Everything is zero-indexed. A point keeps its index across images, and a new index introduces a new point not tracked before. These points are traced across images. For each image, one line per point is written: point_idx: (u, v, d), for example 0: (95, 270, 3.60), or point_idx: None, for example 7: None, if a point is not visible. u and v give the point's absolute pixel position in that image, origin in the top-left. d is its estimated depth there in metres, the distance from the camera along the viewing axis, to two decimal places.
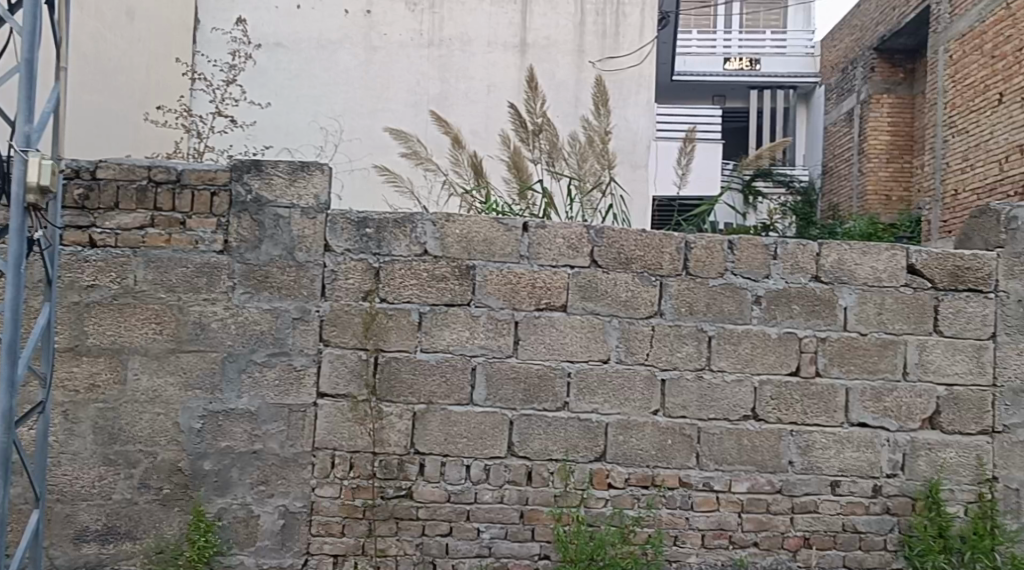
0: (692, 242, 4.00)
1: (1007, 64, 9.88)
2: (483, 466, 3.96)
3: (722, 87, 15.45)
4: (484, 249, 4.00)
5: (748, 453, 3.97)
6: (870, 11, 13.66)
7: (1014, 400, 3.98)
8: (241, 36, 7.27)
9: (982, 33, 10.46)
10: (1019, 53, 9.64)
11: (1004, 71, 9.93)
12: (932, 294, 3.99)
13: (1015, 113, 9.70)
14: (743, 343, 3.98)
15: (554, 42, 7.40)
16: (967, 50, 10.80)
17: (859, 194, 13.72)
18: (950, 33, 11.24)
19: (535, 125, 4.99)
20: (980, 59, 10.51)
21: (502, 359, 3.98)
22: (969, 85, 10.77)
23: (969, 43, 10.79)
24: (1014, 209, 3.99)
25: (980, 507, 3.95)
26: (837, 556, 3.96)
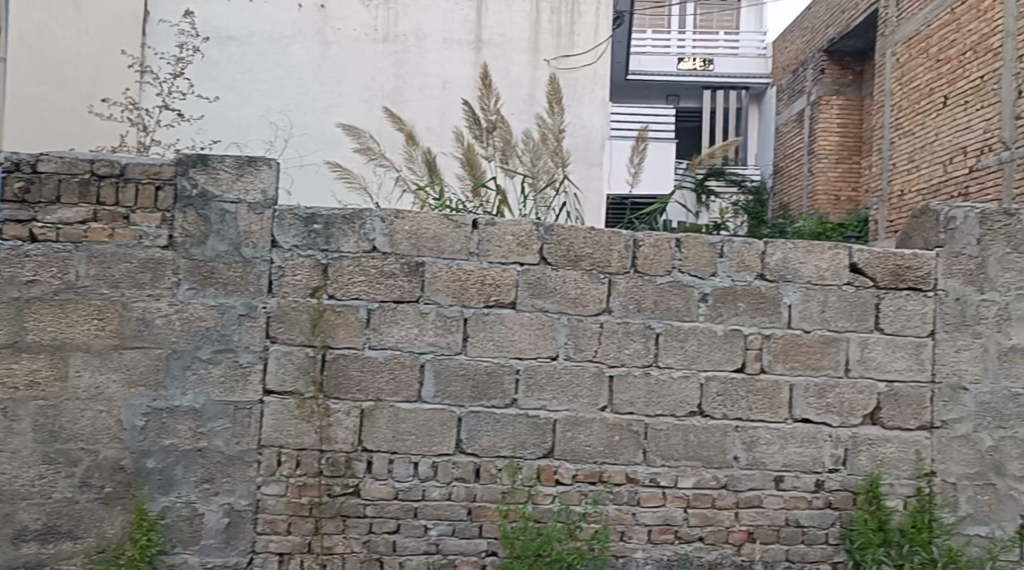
0: (640, 241, 4.03)
1: (951, 67, 10.09)
2: (431, 464, 3.95)
3: (675, 87, 15.64)
4: (433, 246, 3.99)
5: (694, 449, 4.01)
6: (823, 13, 13.85)
7: (952, 397, 4.05)
8: (188, 28, 7.11)
9: (928, 37, 10.68)
10: (962, 58, 9.84)
11: (949, 75, 10.14)
12: (873, 292, 4.06)
13: (959, 116, 9.92)
14: (690, 340, 4.02)
15: (509, 40, 7.42)
16: (914, 54, 11.01)
17: (810, 195, 13.93)
18: (898, 36, 11.44)
19: (489, 123, 5.04)
20: (925, 63, 10.73)
21: (450, 357, 3.98)
22: (915, 88, 10.99)
23: (915, 46, 11.00)
24: (952, 210, 4.06)
25: (918, 501, 4.03)
26: (780, 550, 4.01)
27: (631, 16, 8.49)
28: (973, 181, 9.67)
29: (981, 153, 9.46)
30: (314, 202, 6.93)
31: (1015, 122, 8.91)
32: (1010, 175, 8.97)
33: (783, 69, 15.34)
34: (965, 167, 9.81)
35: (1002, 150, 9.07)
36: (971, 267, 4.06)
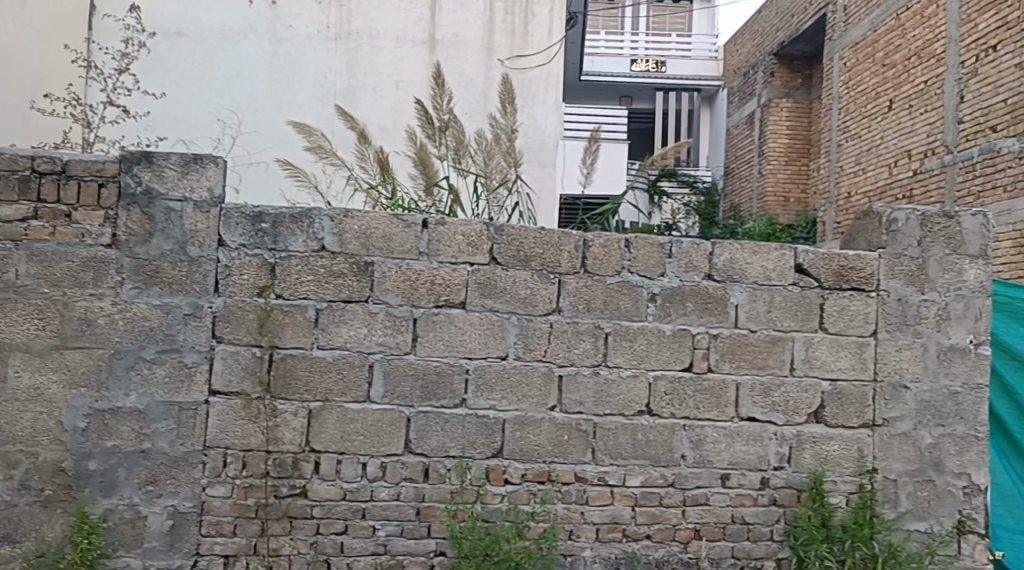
0: (590, 241, 4.05)
1: (896, 72, 10.53)
2: (380, 464, 3.93)
3: (629, 87, 15.75)
4: (382, 246, 3.97)
5: (642, 448, 4.04)
6: (773, 16, 14.12)
7: (894, 395, 4.12)
8: (134, 24, 7.02)
9: (876, 42, 11.10)
10: (907, 62, 10.29)
11: (894, 79, 10.58)
12: (818, 293, 4.12)
13: (903, 120, 10.36)
14: (639, 339, 4.05)
15: (463, 39, 7.41)
16: (861, 58, 11.44)
17: (759, 196, 14.14)
18: (845, 40, 11.90)
19: (442, 122, 5.00)
20: (872, 67, 11.19)
21: (399, 356, 3.96)
22: (862, 92, 11.44)
23: (862, 51, 11.46)
24: (894, 212, 4.14)
25: (860, 497, 4.09)
26: (726, 547, 4.05)
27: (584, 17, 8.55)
28: (917, 183, 10.07)
29: (925, 156, 9.88)
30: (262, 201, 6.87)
31: (956, 126, 9.34)
32: (953, 178, 9.38)
33: (734, 71, 15.54)
34: (910, 170, 10.22)
35: (945, 154, 9.47)
36: (912, 268, 4.15)
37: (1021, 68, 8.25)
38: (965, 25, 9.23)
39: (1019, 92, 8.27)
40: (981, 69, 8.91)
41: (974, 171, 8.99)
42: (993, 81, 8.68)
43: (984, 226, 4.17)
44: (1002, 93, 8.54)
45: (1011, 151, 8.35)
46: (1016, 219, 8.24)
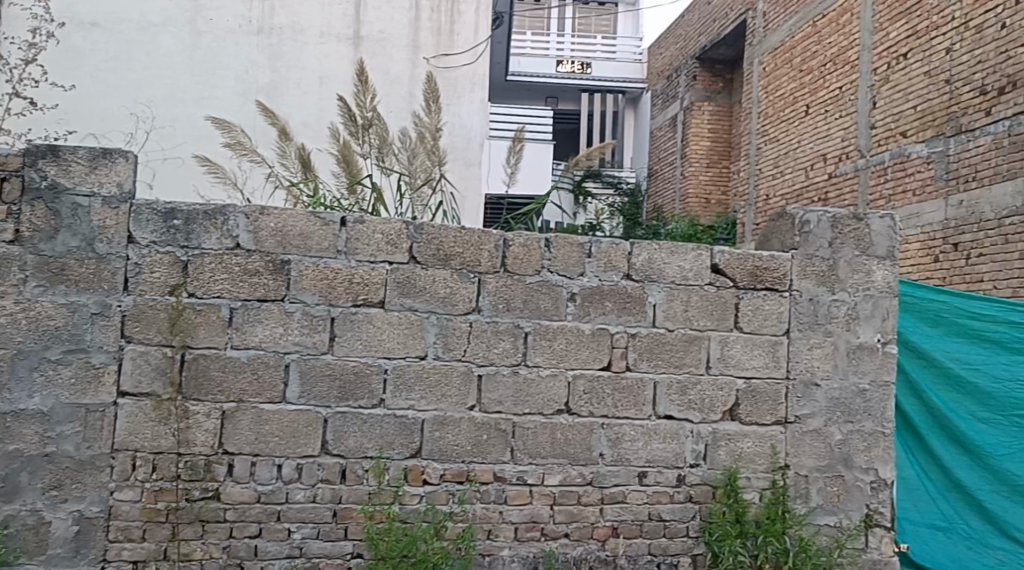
0: (509, 240, 4.05)
1: (813, 77, 11.03)
2: (295, 466, 3.87)
3: (554, 89, 16.12)
4: (299, 245, 3.91)
5: (560, 447, 4.05)
6: (697, 21, 14.53)
7: (805, 392, 4.22)
8: (42, 13, 6.72)
9: (793, 48, 11.60)
10: (823, 68, 10.80)
11: (811, 84, 11.09)
12: (732, 292, 4.19)
13: (819, 124, 10.87)
14: (558, 339, 4.07)
15: (388, 37, 7.40)
16: (779, 63, 11.93)
17: (681, 197, 14.48)
18: (764, 46, 12.39)
19: (364, 120, 4.97)
20: (789, 72, 11.69)
21: (316, 357, 3.90)
22: (780, 97, 11.93)
23: (780, 56, 11.96)
24: (805, 213, 4.24)
25: (773, 493, 4.18)
26: (642, 544, 4.09)
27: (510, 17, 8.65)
28: (832, 186, 10.53)
29: (838, 160, 10.36)
30: (177, 197, 6.78)
31: (868, 132, 9.80)
32: (865, 181, 9.85)
33: (659, 74, 15.93)
34: (825, 173, 10.69)
35: (857, 158, 9.94)
36: (823, 269, 4.26)
37: (929, 76, 8.71)
38: (877, 33, 9.71)
39: (927, 99, 8.73)
40: (892, 76, 9.36)
41: (885, 175, 9.44)
42: (903, 88, 9.15)
43: (891, 227, 4.31)
44: (912, 101, 8.99)
45: (920, 156, 8.79)
46: (923, 222, 8.67)
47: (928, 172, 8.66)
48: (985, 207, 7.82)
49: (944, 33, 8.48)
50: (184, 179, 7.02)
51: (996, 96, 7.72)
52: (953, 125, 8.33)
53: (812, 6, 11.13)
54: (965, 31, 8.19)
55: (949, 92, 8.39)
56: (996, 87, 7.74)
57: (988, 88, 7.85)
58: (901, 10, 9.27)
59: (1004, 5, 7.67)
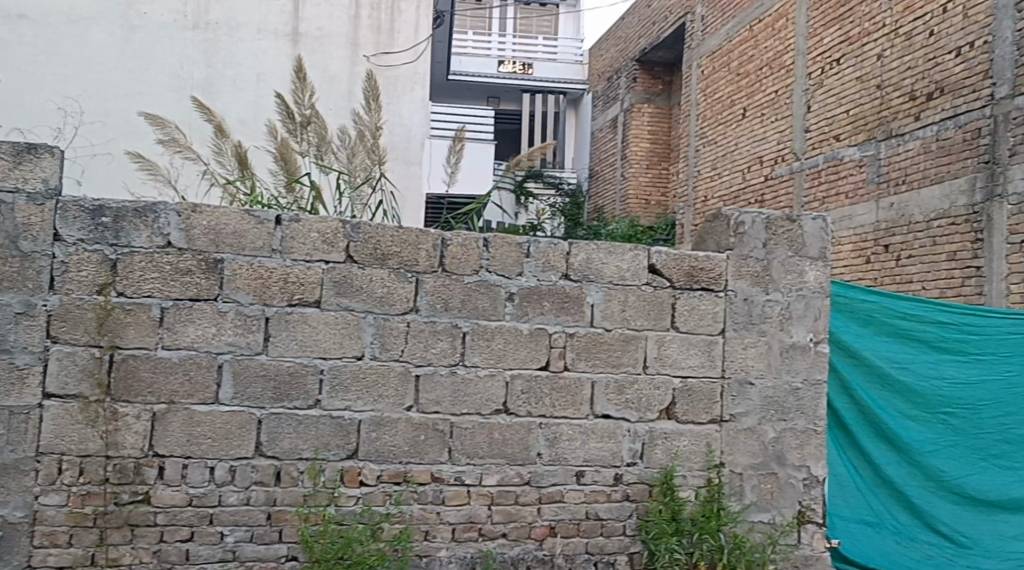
0: (448, 240, 4.04)
1: (750, 81, 11.42)
2: (228, 468, 3.80)
3: (495, 90, 16.34)
4: (233, 243, 3.84)
5: (498, 447, 4.04)
6: (638, 23, 14.85)
7: (740, 391, 4.28)
8: None
9: (730, 52, 12.02)
10: (760, 72, 11.20)
11: (748, 88, 11.47)
12: (669, 292, 4.23)
13: (755, 127, 11.26)
14: (496, 339, 4.06)
15: (327, 34, 7.35)
16: (717, 67, 12.36)
17: (622, 198, 14.86)
18: (702, 49, 12.81)
19: (303, 117, 4.91)
20: (727, 75, 12.10)
21: (250, 357, 3.84)
22: (717, 100, 12.34)
23: (717, 60, 12.36)
24: (741, 215, 4.31)
25: (709, 491, 4.22)
26: (580, 543, 4.11)
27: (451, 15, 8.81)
28: (767, 188, 10.92)
29: (775, 163, 10.73)
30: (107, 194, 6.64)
31: (803, 135, 10.14)
32: (800, 183, 10.19)
33: (600, 75, 16.22)
34: (761, 176, 11.08)
35: (793, 160, 10.30)
36: (757, 269, 4.33)
37: (861, 81, 9.15)
38: (811, 39, 10.11)
39: (860, 104, 9.15)
40: (825, 81, 9.80)
41: (819, 177, 9.80)
42: (837, 93, 9.56)
43: (823, 229, 4.39)
44: (845, 104, 9.40)
45: (853, 159, 9.20)
46: (856, 224, 9.10)
47: (861, 175, 9.07)
48: (915, 211, 8.26)
49: (876, 39, 8.93)
50: (115, 175, 6.86)
51: (925, 102, 8.19)
52: (885, 129, 8.74)
53: (751, 10, 11.51)
54: (895, 38, 8.64)
55: (881, 97, 8.82)
56: (925, 93, 8.20)
57: (917, 93, 8.30)
58: (835, 16, 9.69)
59: (933, 13, 8.13)
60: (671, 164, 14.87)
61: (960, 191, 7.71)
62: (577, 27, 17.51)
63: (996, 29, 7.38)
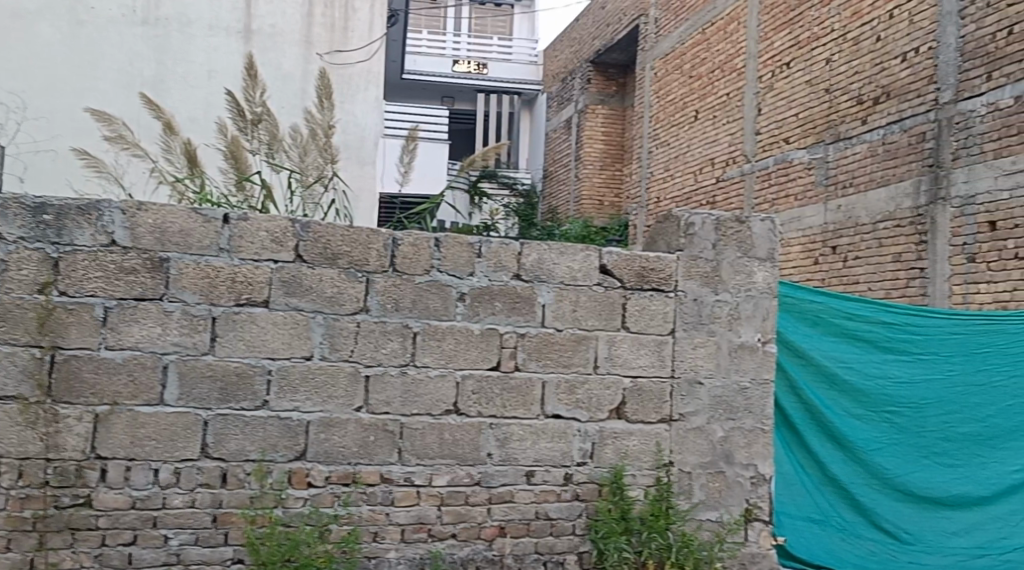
0: (398, 239, 4.02)
1: (702, 83, 11.56)
2: (173, 470, 3.74)
3: (450, 89, 16.41)
4: (179, 242, 3.79)
5: (448, 447, 4.03)
6: (593, 25, 14.97)
7: (689, 390, 4.32)
8: None
9: (683, 54, 12.14)
10: (711, 74, 11.35)
11: (700, 90, 11.61)
12: (620, 292, 4.26)
13: (707, 130, 11.40)
14: (447, 339, 4.05)
15: (280, 31, 7.31)
16: (671, 69, 12.45)
17: (576, 200, 14.98)
18: (656, 52, 12.92)
19: (254, 115, 4.85)
20: (679, 78, 12.22)
21: (196, 357, 3.78)
22: (670, 102, 12.46)
23: (671, 62, 12.48)
24: (690, 216, 4.35)
25: (657, 490, 4.25)
26: (529, 543, 4.11)
27: (405, 14, 8.85)
28: (719, 190, 11.06)
29: (727, 165, 10.86)
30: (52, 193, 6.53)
31: (754, 137, 10.29)
32: (750, 185, 10.34)
33: (556, 76, 16.33)
34: (713, 178, 11.21)
35: (744, 162, 10.44)
36: (707, 270, 4.37)
37: (810, 84, 9.30)
38: (762, 43, 10.24)
39: (808, 108, 9.30)
40: (775, 84, 9.94)
41: (769, 179, 9.96)
42: (786, 96, 9.71)
43: (771, 230, 4.46)
44: (794, 108, 9.55)
45: (802, 162, 9.36)
46: (806, 226, 9.23)
47: (810, 178, 9.22)
48: (862, 213, 8.42)
49: (825, 44, 9.08)
50: (59, 173, 6.72)
51: (872, 106, 8.35)
52: (833, 133, 8.90)
53: (703, 14, 11.65)
54: (844, 43, 8.79)
55: (829, 100, 8.98)
56: (872, 97, 8.36)
57: (865, 97, 8.47)
58: (784, 20, 9.85)
59: (880, 19, 8.30)
60: (624, 165, 15.03)
61: (906, 193, 7.88)
62: (532, 28, 17.57)
63: (941, 35, 7.56)
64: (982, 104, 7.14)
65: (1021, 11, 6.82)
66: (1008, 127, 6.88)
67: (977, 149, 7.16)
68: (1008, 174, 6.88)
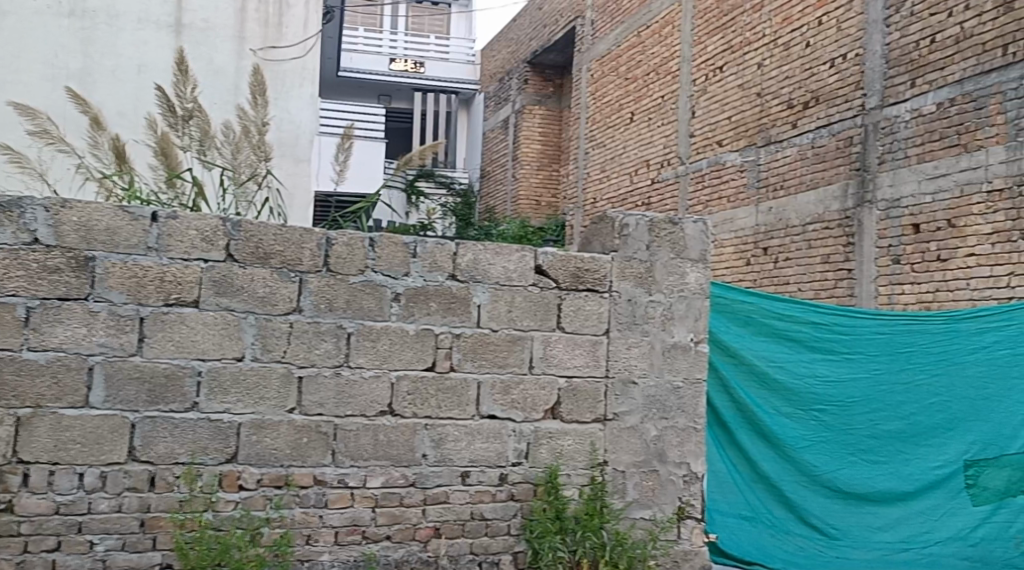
0: (333, 239, 3.98)
1: (637, 86, 11.69)
2: (99, 474, 3.65)
3: (387, 87, 16.37)
4: (105, 240, 3.69)
5: (383, 449, 4.00)
6: (530, 25, 15.03)
7: (623, 390, 4.36)
8: None
9: (619, 56, 12.26)
10: (646, 77, 11.48)
11: (635, 92, 11.74)
12: (555, 293, 4.28)
13: (642, 131, 11.53)
14: (382, 339, 4.02)
15: (212, 26, 7.38)
16: (606, 71, 12.57)
17: (512, 200, 15.05)
18: (592, 53, 13.03)
19: (185, 111, 4.73)
20: (615, 80, 12.35)
21: (123, 358, 3.69)
22: (606, 103, 12.57)
23: (606, 64, 12.60)
24: (625, 217, 4.40)
25: (592, 489, 4.28)
26: (464, 543, 4.11)
27: (340, 11, 8.78)
28: (653, 192, 11.20)
29: (661, 167, 11.01)
30: None
31: (688, 140, 10.45)
32: (685, 187, 10.48)
33: (493, 76, 16.37)
34: (647, 179, 11.35)
35: (678, 164, 10.59)
36: (641, 270, 4.42)
37: (742, 89, 9.48)
38: (696, 46, 10.40)
39: (740, 111, 9.48)
40: (708, 87, 10.10)
41: (702, 181, 10.12)
42: (719, 99, 9.88)
43: (704, 231, 4.53)
44: (727, 112, 9.72)
45: (734, 164, 9.54)
46: (737, 227, 9.41)
47: (742, 180, 9.40)
48: (791, 215, 8.61)
49: (756, 49, 9.27)
50: None
51: (801, 110, 8.55)
52: (764, 136, 9.09)
53: (638, 17, 11.79)
54: (775, 48, 8.98)
55: (760, 104, 9.16)
56: (802, 102, 8.56)
57: (794, 102, 8.66)
58: (717, 25, 10.01)
59: (809, 25, 8.51)
60: (560, 165, 15.13)
61: (833, 196, 8.08)
62: (469, 27, 17.55)
63: (868, 42, 7.79)
64: (906, 110, 7.38)
65: (942, 21, 7.08)
66: (930, 133, 7.12)
67: (901, 154, 7.40)
68: (930, 179, 7.11)
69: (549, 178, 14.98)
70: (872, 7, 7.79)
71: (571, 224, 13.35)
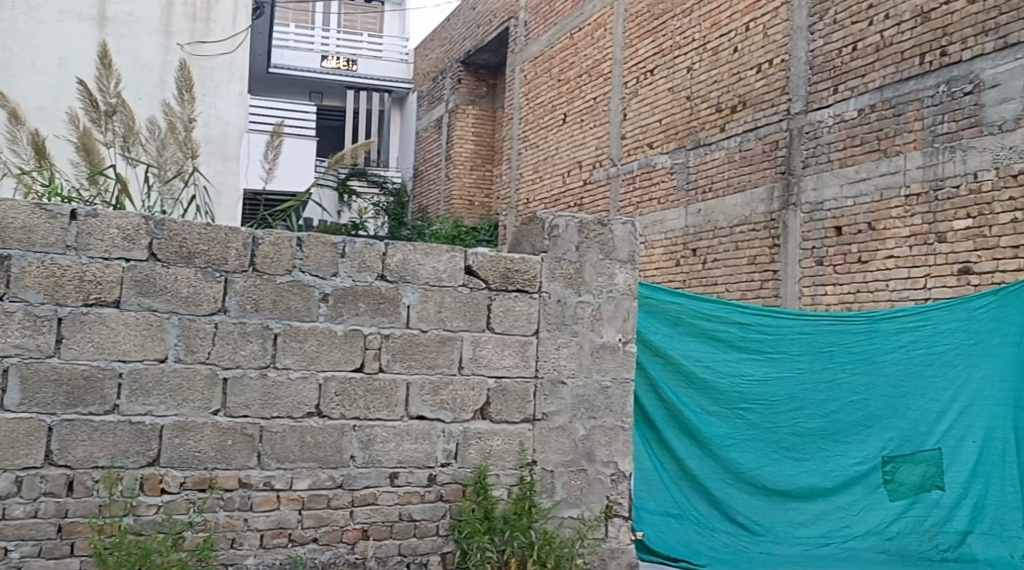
0: (259, 239, 3.93)
1: (570, 87, 11.78)
2: (14, 479, 3.55)
3: (319, 85, 16.28)
4: (21, 239, 3.58)
5: (310, 450, 3.97)
6: (463, 25, 15.04)
7: (553, 390, 4.40)
8: None
9: (552, 58, 12.34)
10: (579, 78, 11.57)
11: (568, 93, 11.82)
12: (485, 293, 4.30)
13: (575, 132, 11.62)
14: (309, 340, 3.98)
15: (136, 19, 7.51)
16: (540, 72, 12.63)
17: (445, 199, 14.97)
18: (525, 55, 13.09)
19: (108, 106, 4.59)
20: (548, 81, 12.42)
21: (40, 359, 3.59)
22: (539, 105, 12.63)
23: (539, 65, 12.68)
24: (554, 219, 4.45)
25: (520, 489, 4.31)
26: (392, 545, 4.09)
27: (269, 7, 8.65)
28: (586, 192, 11.28)
29: (593, 168, 11.10)
30: None
31: (619, 142, 10.56)
32: (616, 188, 10.58)
33: (426, 75, 16.34)
34: (580, 180, 11.43)
35: (610, 166, 10.69)
36: (570, 271, 4.47)
37: (673, 92, 9.61)
38: (627, 49, 10.52)
39: (671, 114, 9.62)
40: (640, 90, 10.23)
41: (634, 183, 10.24)
42: (650, 102, 10.01)
43: (632, 233, 4.60)
44: (657, 114, 9.86)
45: (664, 166, 9.67)
46: (668, 229, 9.53)
47: (672, 182, 9.53)
48: (720, 216, 8.75)
49: (686, 53, 9.42)
50: None
51: (730, 113, 8.70)
52: (693, 139, 9.23)
53: (570, 19, 11.88)
54: (704, 52, 9.14)
55: (690, 107, 9.31)
56: (730, 105, 8.72)
57: (723, 105, 8.82)
58: (648, 28, 10.15)
59: (737, 30, 8.68)
60: (495, 165, 15.14)
61: (760, 199, 8.24)
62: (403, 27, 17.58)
63: (793, 48, 7.97)
64: (829, 115, 7.58)
65: (863, 29, 7.30)
66: (852, 138, 7.33)
67: (825, 158, 7.59)
68: (852, 183, 7.31)
69: (482, 179, 14.92)
70: (798, 14, 7.98)
71: (503, 224, 13.35)
